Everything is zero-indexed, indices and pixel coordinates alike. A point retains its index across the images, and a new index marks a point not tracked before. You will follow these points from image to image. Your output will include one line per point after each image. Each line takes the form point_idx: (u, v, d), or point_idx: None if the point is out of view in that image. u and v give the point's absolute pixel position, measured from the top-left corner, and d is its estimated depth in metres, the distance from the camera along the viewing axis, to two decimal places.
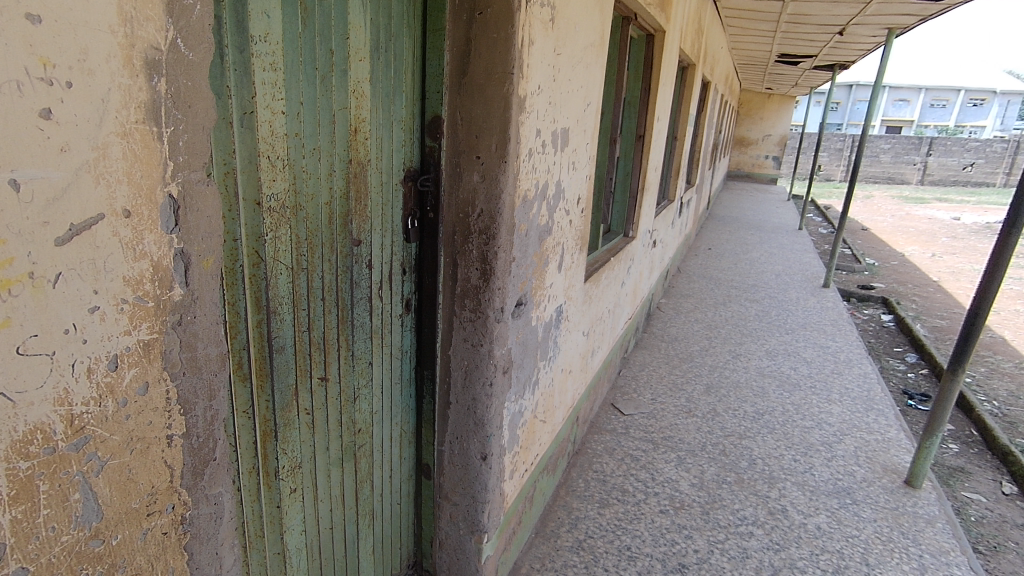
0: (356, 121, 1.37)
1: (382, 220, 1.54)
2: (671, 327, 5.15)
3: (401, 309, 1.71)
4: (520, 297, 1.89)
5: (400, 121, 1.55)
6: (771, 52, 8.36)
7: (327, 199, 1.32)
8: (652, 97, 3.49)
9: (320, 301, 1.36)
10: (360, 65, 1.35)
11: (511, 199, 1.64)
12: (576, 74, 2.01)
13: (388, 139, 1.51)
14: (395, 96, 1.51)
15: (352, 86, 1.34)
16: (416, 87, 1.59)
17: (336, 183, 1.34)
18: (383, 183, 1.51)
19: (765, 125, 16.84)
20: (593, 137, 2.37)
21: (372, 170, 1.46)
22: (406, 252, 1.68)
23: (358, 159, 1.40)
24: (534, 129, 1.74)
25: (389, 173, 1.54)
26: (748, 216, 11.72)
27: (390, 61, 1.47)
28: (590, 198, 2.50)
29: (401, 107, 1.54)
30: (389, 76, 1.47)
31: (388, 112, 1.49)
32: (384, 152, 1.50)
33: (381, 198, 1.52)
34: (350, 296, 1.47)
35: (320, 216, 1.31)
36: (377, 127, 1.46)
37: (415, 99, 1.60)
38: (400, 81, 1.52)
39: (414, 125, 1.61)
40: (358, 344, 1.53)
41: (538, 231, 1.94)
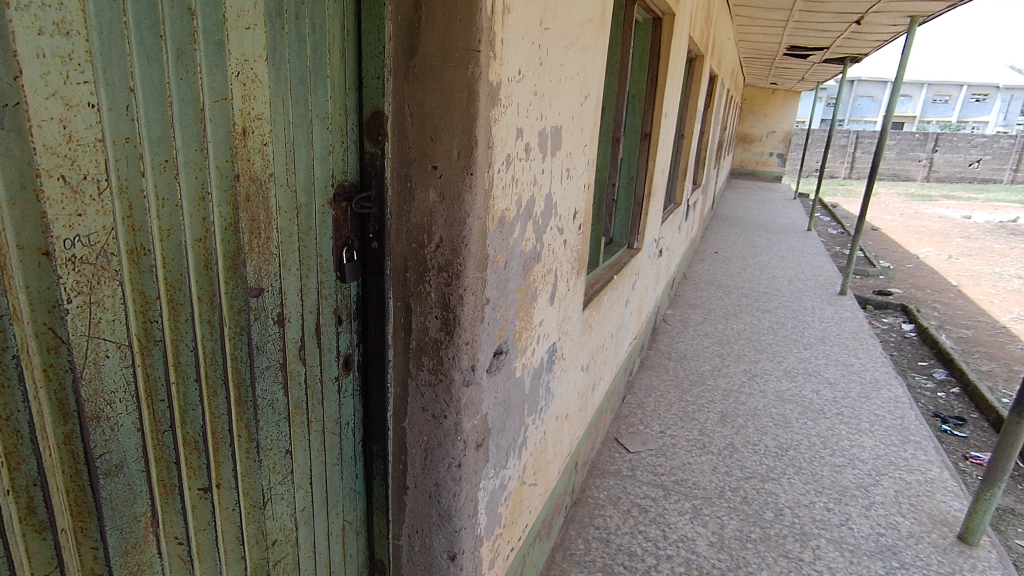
0: (246, 119, 0.94)
1: (298, 256, 1.11)
2: (679, 343, 4.71)
3: (337, 370, 1.29)
4: (498, 346, 1.46)
5: (326, 119, 1.12)
6: (780, 44, 7.91)
7: (199, 233, 0.90)
8: (659, 90, 3.06)
9: (195, 382, 0.94)
10: (248, 36, 0.91)
11: (481, 225, 1.21)
12: (569, 57, 1.57)
13: (304, 144, 1.08)
14: (314, 85, 1.08)
15: (236, 67, 0.90)
16: (350, 72, 1.16)
17: (214, 209, 0.92)
18: (296, 207, 1.09)
19: (769, 122, 16.40)
20: (592, 138, 1.94)
21: (278, 189, 1.03)
22: (340, 298, 1.25)
23: (252, 175, 0.97)
24: (514, 128, 1.31)
25: (309, 191, 1.11)
26: (755, 216, 11.27)
27: (302, 33, 1.03)
28: (589, 211, 2.08)
29: (325, 99, 1.11)
30: (302, 55, 1.04)
31: (301, 106, 1.06)
32: (298, 164, 1.07)
33: (295, 226, 1.09)
34: (250, 368, 1.04)
35: (187, 259, 0.89)
36: (285, 128, 1.03)
37: (348, 89, 1.16)
38: (321, 62, 1.08)
39: (349, 125, 1.18)
40: (267, 429, 1.11)
41: (522, 259, 1.50)
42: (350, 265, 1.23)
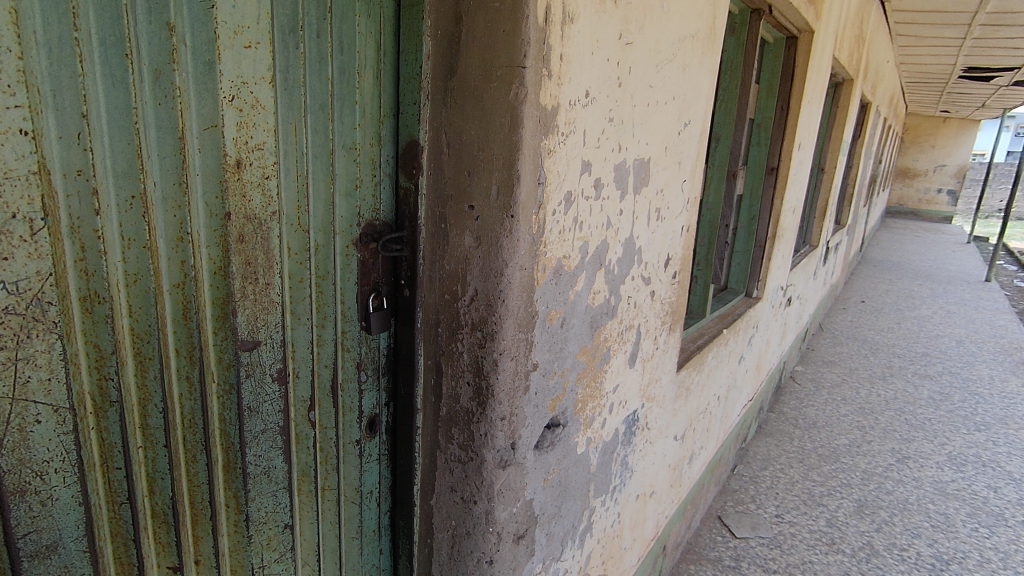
0: (241, 149, 0.82)
1: (311, 303, 0.97)
2: (808, 407, 4.06)
3: (359, 433, 1.11)
4: (552, 419, 1.22)
5: (354, 147, 0.97)
6: (955, 66, 6.83)
7: (177, 278, 0.78)
8: (791, 118, 2.65)
9: (165, 448, 0.82)
10: (248, 55, 0.80)
11: (526, 277, 1.00)
12: (662, 76, 1.33)
13: (325, 178, 0.93)
14: (339, 111, 0.94)
15: (230, 91, 0.79)
16: (386, 98, 1.01)
17: (199, 251, 0.80)
18: (310, 249, 0.94)
19: (937, 154, 14.38)
20: (694, 173, 1.65)
21: (286, 229, 0.90)
22: (366, 350, 1.08)
23: (250, 213, 0.85)
24: (579, 161, 1.08)
25: (328, 232, 0.96)
26: (916, 261, 9.79)
27: (326, 53, 0.90)
28: (689, 256, 1.77)
29: (355, 127, 0.97)
30: (323, 78, 0.91)
31: (322, 135, 0.92)
32: (316, 200, 0.93)
33: (309, 271, 0.95)
34: (240, 432, 0.91)
35: (161, 308, 0.77)
36: (298, 159, 0.89)
37: (384, 116, 1.01)
38: (351, 83, 0.94)
39: (383, 156, 1.03)
40: (260, 500, 0.97)
41: (590, 315, 1.25)
42: (377, 314, 1.05)
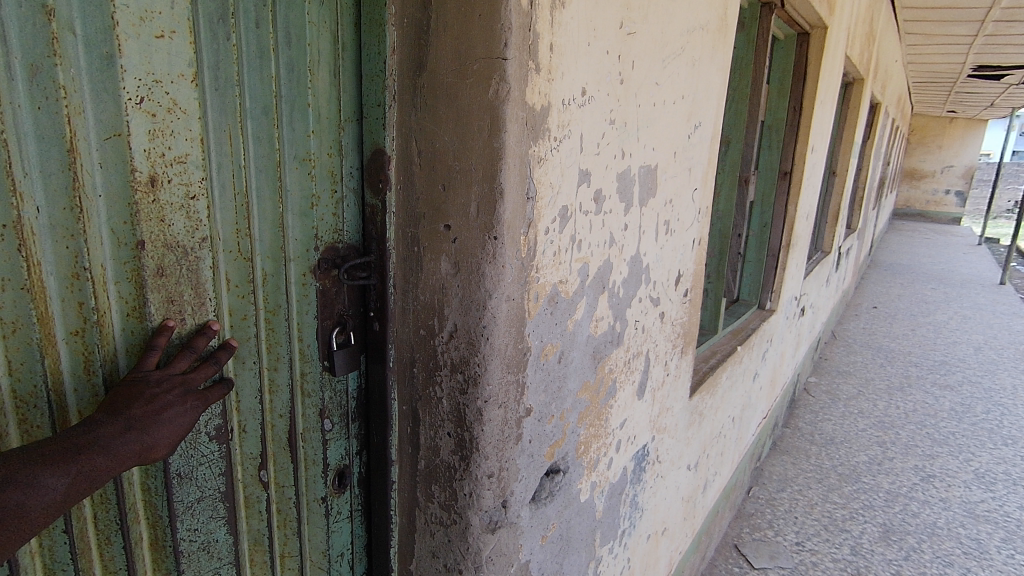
0: (157, 163, 0.70)
1: (257, 344, 0.85)
2: (824, 422, 3.87)
3: (326, 488, 0.98)
4: (552, 466, 1.05)
5: (305, 159, 0.84)
6: (965, 65, 6.67)
7: (74, 324, 0.66)
8: (805, 119, 2.50)
9: (64, 536, 0.70)
10: (159, 47, 0.68)
11: (514, 308, 0.84)
12: (671, 70, 1.17)
13: (271, 195, 0.82)
14: (287, 116, 0.81)
15: (138, 92, 0.67)
16: (348, 98, 0.87)
17: (105, 289, 0.68)
18: (253, 280, 0.82)
19: (944, 155, 14.19)
20: (705, 181, 1.49)
21: (224, 257, 0.79)
22: (329, 395, 0.94)
23: (172, 241, 0.73)
24: (576, 169, 0.93)
25: (276, 261, 0.84)
26: (928, 265, 9.59)
27: (267, 47, 0.77)
28: (701, 272, 1.61)
29: (307, 135, 0.83)
30: (264, 77, 0.78)
31: (266, 144, 0.80)
32: (261, 221, 0.81)
33: (255, 306, 0.83)
34: (168, 505, 0.80)
35: (54, 360, 0.65)
36: (235, 174, 0.77)
37: (346, 120, 0.87)
38: (300, 85, 0.81)
39: (344, 166, 0.88)
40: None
41: (592, 344, 1.09)
42: (341, 351, 0.92)
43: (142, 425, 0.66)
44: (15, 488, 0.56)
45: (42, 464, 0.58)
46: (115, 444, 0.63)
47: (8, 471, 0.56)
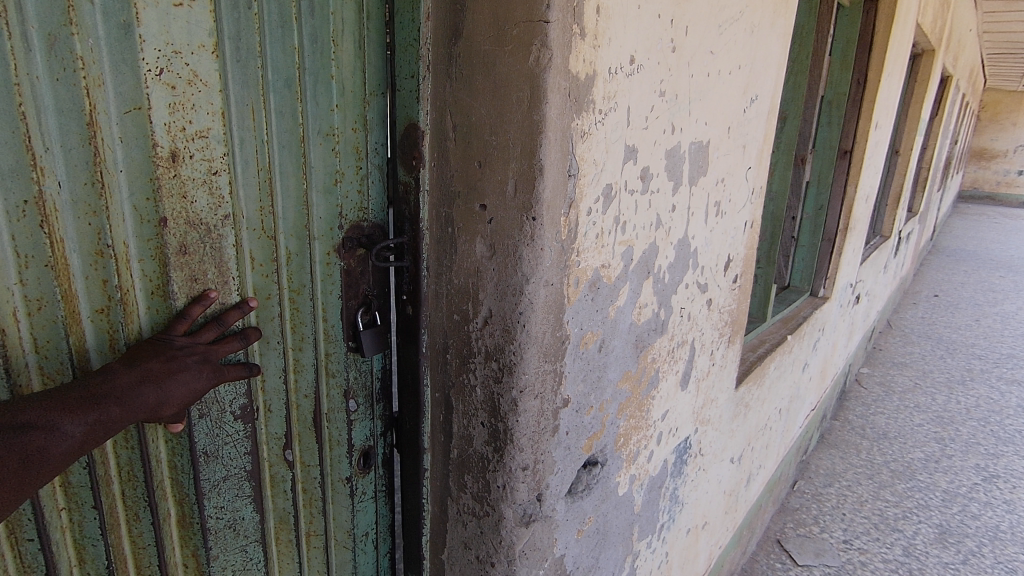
0: (178, 137, 0.68)
1: (283, 324, 0.84)
2: (877, 415, 3.69)
3: (350, 469, 0.97)
4: (589, 458, 1.01)
5: (328, 133, 0.82)
6: None
7: (99, 302, 0.66)
8: (870, 94, 2.32)
9: (93, 511, 0.70)
10: (179, 15, 0.65)
11: (553, 293, 0.79)
12: (727, 38, 1.08)
13: (295, 171, 0.79)
14: (310, 89, 0.78)
15: (158, 63, 0.65)
16: (374, 70, 0.84)
17: (128, 267, 0.67)
18: (278, 258, 0.81)
19: (1017, 133, 13.22)
20: (759, 161, 1.40)
21: (248, 235, 0.77)
22: (354, 376, 0.93)
23: (196, 218, 0.72)
24: (622, 146, 0.86)
25: (299, 238, 0.82)
26: (994, 251, 9.00)
27: (290, 15, 0.74)
28: (752, 257, 1.51)
29: (331, 109, 0.81)
30: (287, 47, 0.75)
31: (288, 118, 0.77)
32: (285, 199, 0.80)
33: (278, 286, 0.82)
34: (195, 483, 0.79)
35: (79, 337, 0.65)
36: (259, 148, 0.75)
37: (372, 94, 0.84)
38: (325, 56, 0.78)
39: (369, 142, 0.86)
40: (225, 558, 0.86)
41: (634, 333, 1.03)
42: (368, 331, 0.90)
43: (159, 380, 0.66)
44: (34, 433, 0.56)
45: (62, 410, 0.58)
46: (132, 398, 0.63)
47: (26, 415, 0.56)
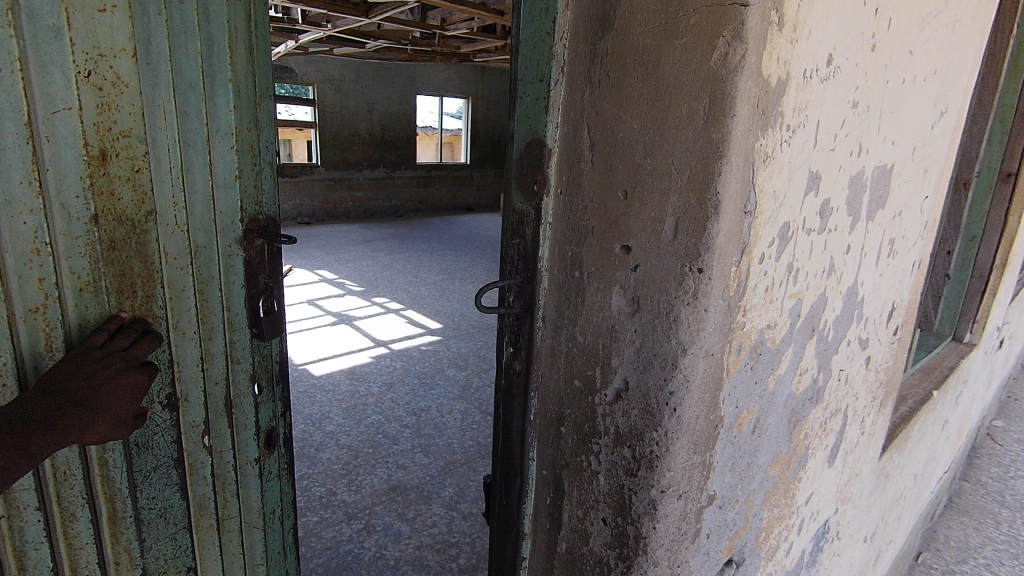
0: (103, 137, 0.67)
1: (195, 315, 0.79)
2: (1019, 480, 3.15)
3: (258, 450, 0.91)
4: (730, 559, 0.79)
5: (230, 132, 0.78)
6: None
7: (34, 301, 0.65)
8: None
9: (38, 514, 0.70)
10: (102, 21, 0.65)
11: (714, 368, 0.59)
12: (928, 33, 0.85)
13: (201, 168, 0.76)
14: (212, 89, 0.75)
15: (85, 65, 0.64)
16: (263, 74, 0.82)
17: (60, 264, 0.66)
18: (192, 251, 0.77)
19: None
20: (939, 189, 1.14)
21: (162, 230, 0.74)
22: (258, 362, 0.88)
23: (121, 214, 0.70)
24: (807, 173, 0.66)
25: (207, 233, 0.78)
26: None
27: (191, 23, 0.72)
28: (916, 304, 1.25)
29: (229, 109, 0.77)
30: (191, 52, 0.73)
31: (194, 118, 0.74)
32: (194, 195, 0.76)
33: (191, 276, 0.78)
34: (127, 477, 0.77)
35: (14, 337, 0.64)
36: (171, 147, 0.73)
37: (263, 96, 0.82)
38: (222, 58, 0.76)
39: (263, 140, 0.83)
40: (158, 548, 0.83)
41: (791, 404, 0.82)
42: None
43: (82, 401, 0.64)
44: None
45: None
46: (55, 422, 0.62)
47: None
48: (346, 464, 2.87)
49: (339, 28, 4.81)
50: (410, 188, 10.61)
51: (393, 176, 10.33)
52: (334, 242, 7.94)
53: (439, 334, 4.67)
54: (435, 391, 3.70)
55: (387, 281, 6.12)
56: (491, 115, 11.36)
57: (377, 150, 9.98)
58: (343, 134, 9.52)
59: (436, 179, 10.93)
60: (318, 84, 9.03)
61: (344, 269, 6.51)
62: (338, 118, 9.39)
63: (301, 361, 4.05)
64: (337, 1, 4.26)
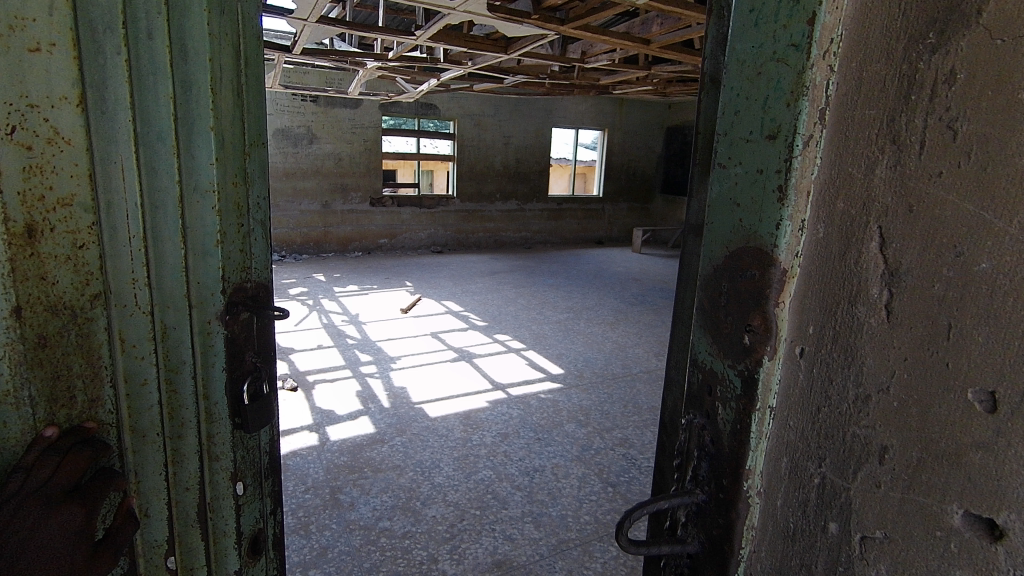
0: (34, 206, 0.67)
1: (159, 413, 0.82)
2: None
3: (240, 561, 0.94)
4: None
5: (209, 187, 0.81)
6: None
7: None
8: None
9: None
10: (34, 51, 0.64)
11: None
12: None
13: (172, 235, 0.79)
14: (191, 140, 0.79)
15: (8, 117, 0.64)
16: (247, 122, 0.86)
17: None
18: (159, 336, 0.80)
19: None
20: None
21: (115, 315, 0.76)
22: (242, 456, 0.91)
23: (56, 302, 0.70)
24: None
25: (165, 308, 0.80)
26: None
27: (162, 61, 0.75)
28: None
29: (210, 163, 0.81)
30: (163, 93, 0.75)
31: (166, 173, 0.77)
32: (161, 266, 0.79)
33: (154, 368, 0.80)
34: None
35: None
36: (130, 211, 0.75)
37: (249, 145, 0.87)
38: (193, 107, 0.78)
39: (249, 197, 0.87)
40: None
41: None
42: (252, 406, 0.88)
43: None
44: None
45: None
46: None
47: None
48: (452, 527, 2.65)
49: (480, 65, 4.82)
50: (541, 221, 10.56)
51: (524, 208, 10.37)
52: (463, 272, 8.05)
53: (559, 382, 4.36)
54: (551, 449, 3.39)
55: (511, 317, 5.98)
56: (626, 147, 11.04)
57: (511, 182, 10.09)
58: (480, 166, 9.75)
59: (567, 211, 10.79)
60: (459, 119, 9.35)
61: (470, 302, 6.51)
62: (476, 151, 9.64)
63: (419, 400, 3.97)
64: (479, 38, 4.25)
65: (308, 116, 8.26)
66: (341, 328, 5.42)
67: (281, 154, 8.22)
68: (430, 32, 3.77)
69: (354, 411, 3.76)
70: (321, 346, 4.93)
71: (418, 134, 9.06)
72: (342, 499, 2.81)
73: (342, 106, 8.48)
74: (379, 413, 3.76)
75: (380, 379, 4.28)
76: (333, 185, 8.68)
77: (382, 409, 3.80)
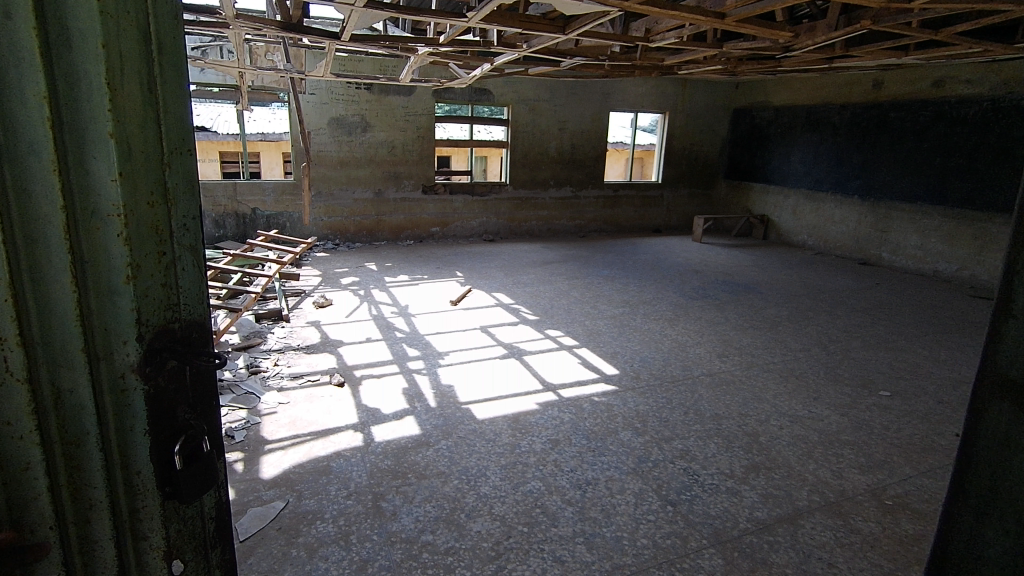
0: None
1: (53, 489, 0.74)
2: None
3: None
4: None
5: (113, 218, 0.74)
6: None
7: None
8: None
9: None
10: None
11: None
12: None
13: (61, 277, 0.71)
14: (85, 153, 0.71)
15: None
16: (164, 130, 0.78)
17: None
18: (53, 397, 0.73)
19: None
20: None
21: None
22: (176, 524, 0.85)
23: None
24: None
25: (56, 369, 0.73)
26: None
27: (36, 66, 0.66)
28: None
29: (111, 186, 0.73)
30: (38, 105, 0.67)
31: (49, 201, 0.69)
32: (50, 314, 0.71)
33: (48, 436, 0.73)
34: None
35: None
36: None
37: (168, 158, 0.79)
38: (81, 121, 0.70)
39: (170, 221, 0.80)
40: None
41: None
42: (185, 469, 0.82)
43: None
44: None
45: None
46: None
47: None
48: (497, 545, 2.47)
49: (535, 48, 4.52)
50: (595, 209, 10.21)
51: (579, 195, 10.03)
52: (515, 263, 7.85)
53: (615, 384, 4.10)
54: (605, 459, 3.16)
55: (564, 311, 5.73)
56: (689, 130, 10.47)
57: (565, 169, 9.77)
58: (534, 153, 9.47)
59: (624, 199, 10.37)
60: (514, 104, 9.09)
61: (522, 294, 6.31)
62: (530, 137, 9.37)
63: (467, 400, 3.82)
64: (534, 19, 3.97)
65: (362, 104, 8.22)
66: (391, 321, 5.34)
67: (336, 143, 8.23)
68: (482, 14, 3.51)
69: (400, 410, 3.66)
70: (370, 339, 4.87)
71: (471, 121, 8.87)
72: (385, 508, 2.70)
73: (395, 94, 8.39)
74: (425, 413, 3.64)
75: (427, 376, 4.16)
76: (386, 173, 8.64)
77: (429, 409, 3.67)
